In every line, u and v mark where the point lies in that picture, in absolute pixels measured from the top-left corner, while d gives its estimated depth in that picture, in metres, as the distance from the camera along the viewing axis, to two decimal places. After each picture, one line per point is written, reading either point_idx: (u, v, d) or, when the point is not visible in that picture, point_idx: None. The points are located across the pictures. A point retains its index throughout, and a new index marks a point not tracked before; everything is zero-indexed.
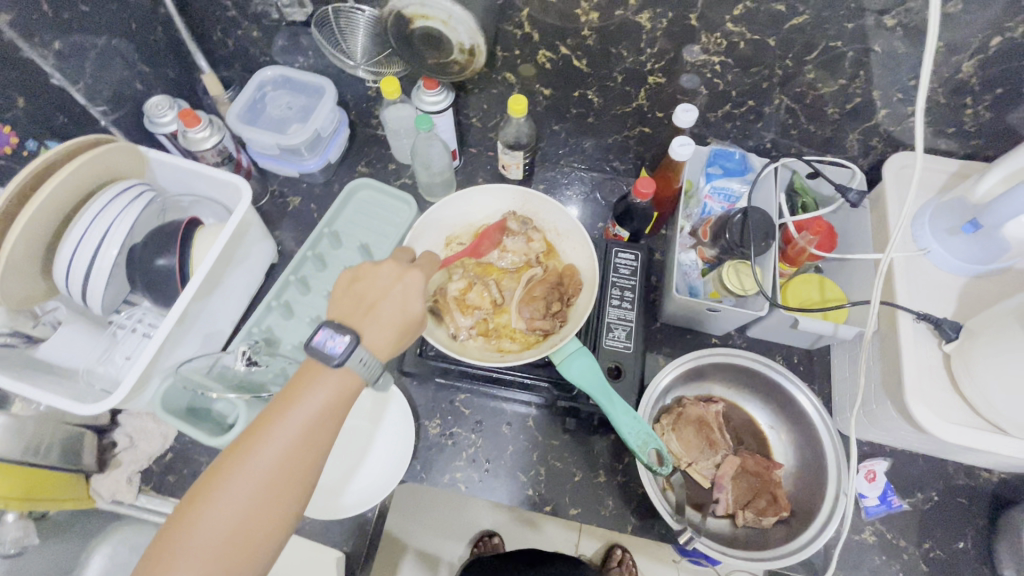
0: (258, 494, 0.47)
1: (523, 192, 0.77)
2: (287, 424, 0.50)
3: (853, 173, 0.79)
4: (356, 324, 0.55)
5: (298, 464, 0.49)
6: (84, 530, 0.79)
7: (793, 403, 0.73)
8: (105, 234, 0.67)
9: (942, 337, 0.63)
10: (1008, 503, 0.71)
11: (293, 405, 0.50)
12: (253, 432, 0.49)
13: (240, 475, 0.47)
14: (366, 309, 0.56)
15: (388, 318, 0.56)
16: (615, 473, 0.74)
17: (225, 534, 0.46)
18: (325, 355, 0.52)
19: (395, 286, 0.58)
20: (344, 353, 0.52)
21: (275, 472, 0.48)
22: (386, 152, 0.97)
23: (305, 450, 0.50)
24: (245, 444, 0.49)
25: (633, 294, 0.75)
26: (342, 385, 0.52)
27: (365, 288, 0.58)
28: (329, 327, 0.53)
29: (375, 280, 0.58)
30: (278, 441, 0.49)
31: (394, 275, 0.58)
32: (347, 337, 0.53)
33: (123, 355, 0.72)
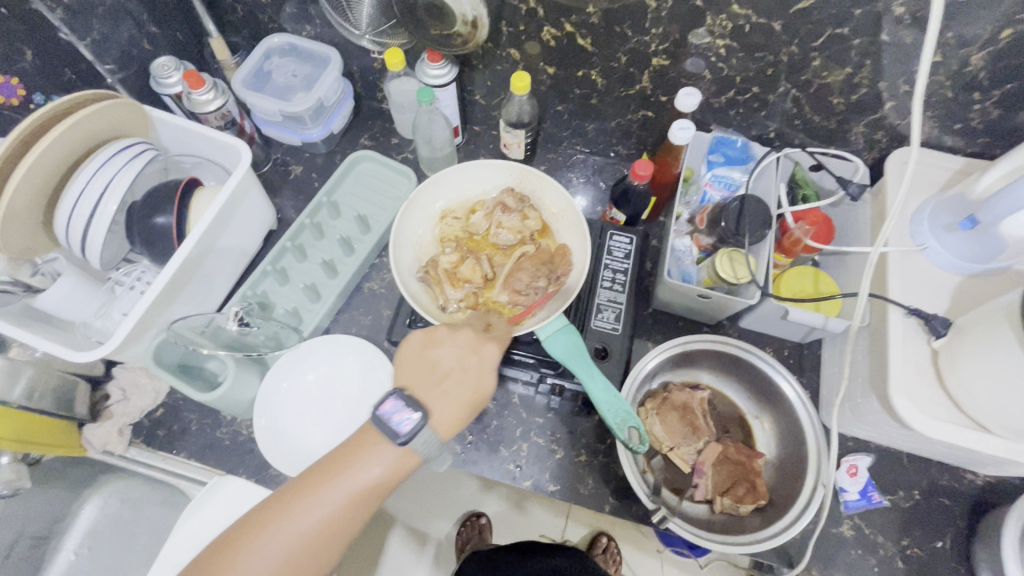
0: (295, 551, 0.50)
1: (520, 168, 0.76)
2: (333, 493, 0.51)
3: (856, 167, 0.78)
4: (427, 399, 0.56)
5: (333, 536, 0.51)
6: (77, 479, 0.81)
7: (777, 393, 0.73)
8: (106, 189, 0.68)
9: (930, 333, 0.62)
10: (990, 506, 0.71)
11: (348, 472, 0.52)
12: (305, 488, 0.52)
13: (278, 533, 0.50)
14: (442, 381, 0.57)
15: (458, 394, 0.57)
16: (596, 454, 0.74)
17: None
18: (391, 429, 0.53)
19: (472, 359, 0.59)
20: (410, 432, 0.53)
21: (313, 536, 0.50)
22: (390, 127, 0.97)
23: (346, 521, 0.52)
24: (295, 499, 0.51)
25: (625, 277, 0.76)
26: (398, 463, 0.53)
27: (440, 357, 0.59)
28: (400, 399, 0.55)
29: (453, 348, 0.59)
30: (325, 507, 0.51)
31: (469, 346, 0.60)
32: (415, 414, 0.54)
33: (122, 311, 0.73)
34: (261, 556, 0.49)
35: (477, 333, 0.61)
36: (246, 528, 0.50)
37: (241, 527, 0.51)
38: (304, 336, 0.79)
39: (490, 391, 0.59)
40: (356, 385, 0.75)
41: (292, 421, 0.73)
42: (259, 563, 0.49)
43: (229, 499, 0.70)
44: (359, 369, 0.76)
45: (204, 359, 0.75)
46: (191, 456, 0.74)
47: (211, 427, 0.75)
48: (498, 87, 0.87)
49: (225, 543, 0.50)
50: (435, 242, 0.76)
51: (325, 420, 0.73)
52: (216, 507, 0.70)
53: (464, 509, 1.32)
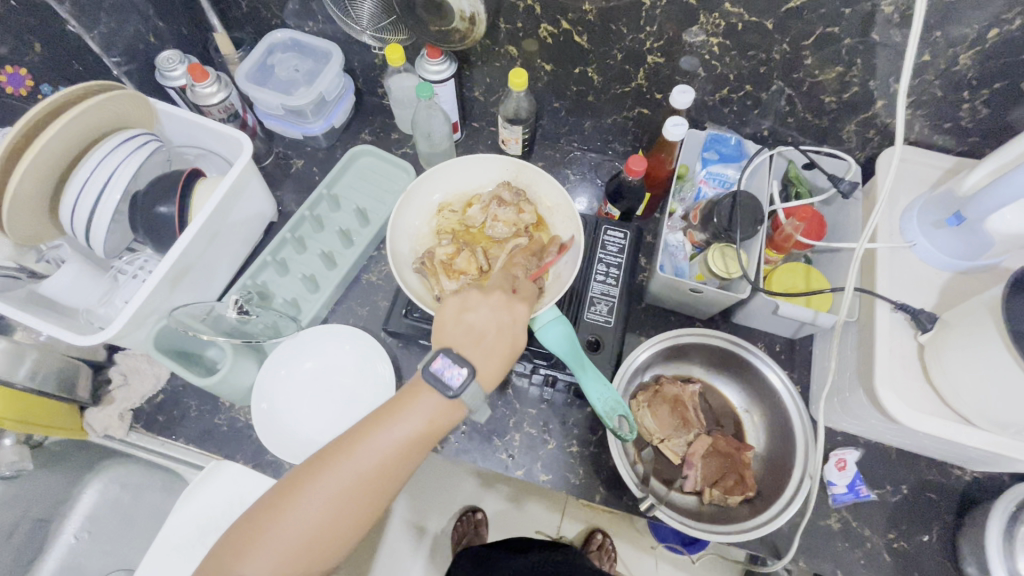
0: (345, 497, 0.52)
1: (516, 162, 0.77)
2: (377, 443, 0.54)
3: (849, 166, 0.78)
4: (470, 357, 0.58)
5: (382, 480, 0.53)
6: (79, 464, 0.83)
7: (766, 387, 0.74)
8: (110, 178, 0.70)
9: (917, 328, 0.63)
10: (977, 501, 0.71)
11: (393, 423, 0.54)
12: (351, 438, 0.54)
13: (339, 473, 0.52)
14: (481, 342, 0.59)
15: (501, 352, 0.59)
16: (588, 445, 0.75)
17: (310, 529, 0.51)
18: (443, 383, 0.56)
19: (508, 319, 0.61)
20: (460, 386, 0.56)
21: (361, 483, 0.53)
22: (390, 122, 0.98)
23: (391, 469, 0.54)
24: (343, 448, 0.53)
25: (619, 271, 0.77)
26: (440, 412, 0.56)
27: (476, 321, 0.60)
28: (449, 357, 0.56)
29: (487, 310, 0.61)
30: (371, 455, 0.53)
31: (503, 307, 0.61)
32: (464, 369, 0.56)
33: (123, 299, 0.75)
34: (313, 501, 0.51)
35: (507, 295, 0.62)
36: (306, 470, 0.53)
37: (302, 470, 0.53)
38: (303, 326, 0.81)
39: (524, 347, 0.61)
40: (353, 374, 0.76)
41: (288, 408, 0.74)
42: (313, 505, 0.51)
43: (228, 483, 0.74)
44: (355, 358, 0.77)
45: (203, 346, 0.76)
46: (190, 441, 0.75)
47: (209, 413, 0.76)
48: (496, 84, 0.88)
49: (281, 488, 0.53)
50: (432, 234, 0.78)
51: (320, 407, 0.74)
52: (215, 490, 0.74)
53: (461, 503, 1.34)
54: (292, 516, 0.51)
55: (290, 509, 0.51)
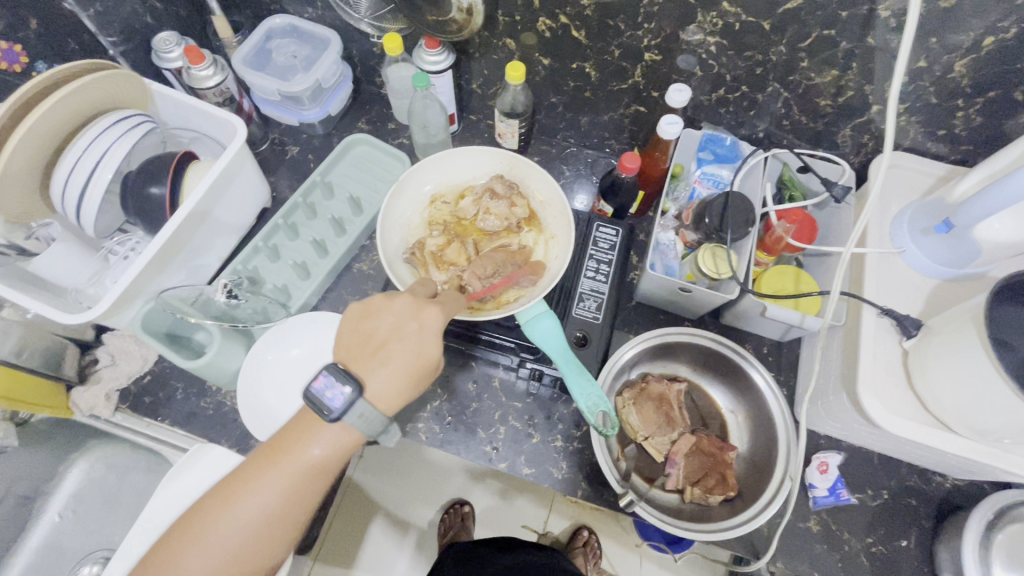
0: (250, 535, 0.51)
1: (510, 155, 0.77)
2: (276, 476, 0.53)
3: (843, 171, 0.79)
4: (364, 371, 0.56)
5: (285, 514, 0.53)
6: (64, 443, 0.83)
7: (752, 388, 0.74)
8: (102, 157, 0.70)
9: (902, 334, 0.63)
10: (956, 508, 0.72)
11: (291, 455, 0.53)
12: (248, 475, 0.53)
13: (230, 518, 0.51)
14: (380, 351, 0.57)
15: (397, 364, 0.56)
16: (572, 440, 0.75)
17: (211, 573, 0.50)
18: (323, 405, 0.53)
19: (409, 326, 0.58)
20: (343, 407, 0.53)
21: (263, 517, 0.52)
22: (387, 112, 0.98)
23: (296, 500, 0.53)
24: (241, 485, 0.52)
25: (609, 268, 0.77)
26: (338, 441, 0.54)
27: (376, 328, 0.58)
28: (332, 374, 0.54)
29: (387, 317, 0.58)
30: (269, 492, 0.52)
31: (408, 312, 0.58)
32: (347, 388, 0.54)
33: (111, 280, 0.75)
34: (213, 546, 0.50)
35: (414, 298, 0.59)
36: (194, 519, 0.52)
37: (191, 518, 0.52)
38: (292, 313, 0.81)
39: (434, 354, 0.58)
40: None
41: (275, 393, 0.74)
42: (216, 549, 0.50)
43: (208, 468, 0.71)
44: None
45: (192, 329, 0.76)
46: (175, 423, 0.75)
47: (196, 396, 0.76)
48: (494, 77, 0.88)
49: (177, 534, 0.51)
50: (424, 225, 0.77)
51: (307, 393, 0.75)
52: (195, 475, 0.70)
53: (448, 495, 1.35)
54: (192, 563, 0.50)
55: (189, 554, 0.50)
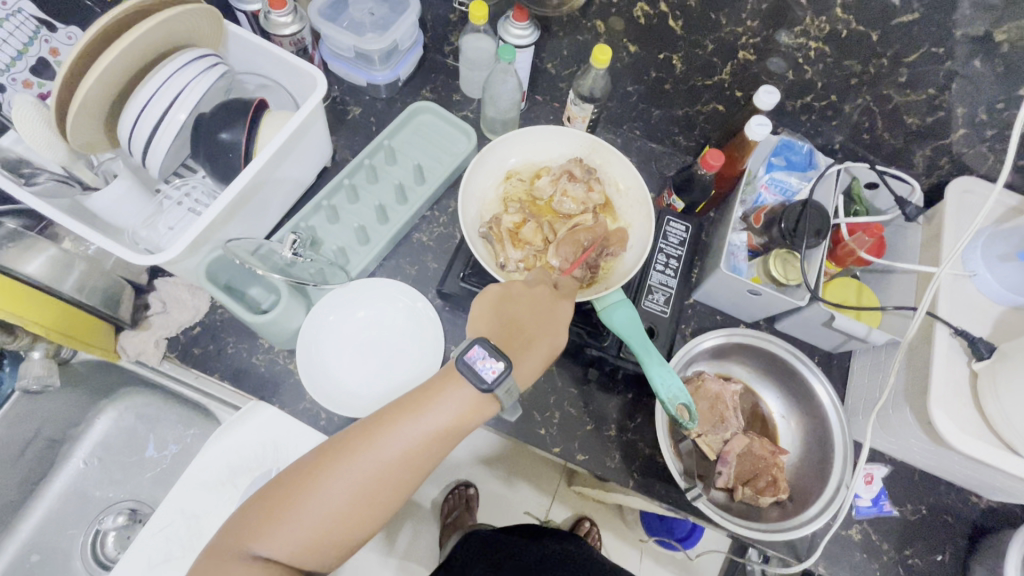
0: (379, 476, 0.54)
1: (592, 139, 0.76)
2: (413, 426, 0.55)
3: (913, 189, 0.79)
4: (511, 351, 0.60)
5: (414, 465, 0.55)
6: (97, 389, 0.80)
7: (810, 396, 0.75)
8: (178, 95, 0.67)
9: (973, 354, 0.64)
10: (989, 529, 0.74)
11: (430, 409, 0.56)
12: (387, 420, 0.55)
13: (367, 457, 0.54)
14: (524, 334, 0.61)
15: (541, 351, 0.61)
16: (624, 431, 0.75)
17: (341, 503, 0.53)
18: (476, 374, 0.55)
19: (548, 314, 0.63)
20: (494, 380, 0.55)
21: (396, 463, 0.54)
22: (453, 82, 0.96)
23: (425, 454, 0.55)
24: (379, 429, 0.55)
25: (678, 263, 0.77)
26: (472, 404, 0.57)
27: (517, 312, 0.63)
28: (485, 348, 0.56)
29: (528, 305, 0.63)
30: (404, 439, 0.55)
31: (545, 301, 0.64)
32: (500, 363, 0.56)
33: (167, 225, 0.72)
34: (346, 479, 0.53)
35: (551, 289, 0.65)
36: (332, 452, 0.54)
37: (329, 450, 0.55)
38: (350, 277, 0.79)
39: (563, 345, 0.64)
40: (400, 332, 0.75)
41: (332, 358, 0.73)
42: (349, 482, 0.53)
43: (264, 425, 0.73)
44: (405, 316, 0.76)
45: (248, 284, 0.73)
46: (225, 378, 0.73)
47: (247, 352, 0.74)
48: (573, 59, 0.86)
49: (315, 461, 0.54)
50: (499, 201, 0.76)
51: (363, 359, 0.73)
52: (251, 430, 0.73)
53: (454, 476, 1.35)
54: (325, 490, 0.53)
55: (323, 483, 0.53)
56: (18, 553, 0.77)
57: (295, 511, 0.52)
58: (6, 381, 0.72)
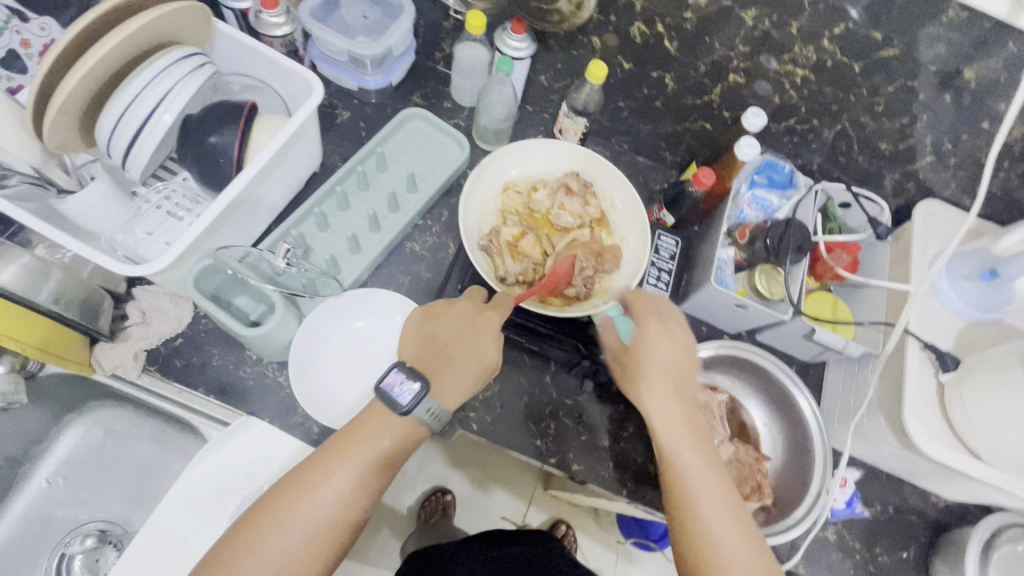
0: (320, 525, 0.53)
1: (589, 154, 0.77)
2: (345, 466, 0.55)
3: (881, 210, 0.84)
4: (433, 372, 0.61)
5: (353, 504, 0.54)
6: (63, 403, 0.75)
7: (792, 406, 0.78)
8: (164, 96, 0.64)
9: (939, 366, 0.69)
10: (949, 527, 0.80)
11: (359, 448, 0.56)
12: (316, 468, 0.55)
13: (304, 508, 0.53)
14: (445, 354, 0.62)
15: (462, 368, 0.61)
16: (617, 441, 0.77)
17: (286, 561, 0.51)
18: (392, 398, 0.58)
19: (468, 328, 0.63)
20: (412, 401, 0.57)
21: (334, 508, 0.53)
22: (443, 89, 0.95)
23: (362, 490, 0.55)
24: (309, 479, 0.54)
25: (670, 276, 0.82)
26: (402, 433, 0.57)
27: (438, 329, 0.64)
28: (400, 372, 0.59)
29: (450, 322, 0.64)
30: (338, 482, 0.54)
31: (468, 316, 0.64)
32: (416, 385, 0.58)
33: (146, 230, 0.68)
34: (284, 537, 0.52)
35: (473, 304, 0.65)
36: (264, 509, 0.53)
37: (261, 510, 0.53)
38: (341, 286, 0.77)
39: (497, 356, 0.63)
40: (395, 344, 0.74)
41: (325, 369, 0.71)
42: (289, 536, 0.52)
43: (253, 441, 0.70)
44: (401, 330, 0.74)
45: (235, 292, 0.70)
46: (210, 392, 0.70)
47: (234, 365, 0.71)
48: (567, 72, 0.87)
49: (248, 526, 0.53)
50: (496, 212, 0.77)
51: (357, 371, 0.72)
52: (241, 445, 0.70)
53: (431, 484, 1.33)
54: (266, 552, 0.51)
55: (261, 545, 0.51)
56: None
57: (243, 565, 0.50)
58: None
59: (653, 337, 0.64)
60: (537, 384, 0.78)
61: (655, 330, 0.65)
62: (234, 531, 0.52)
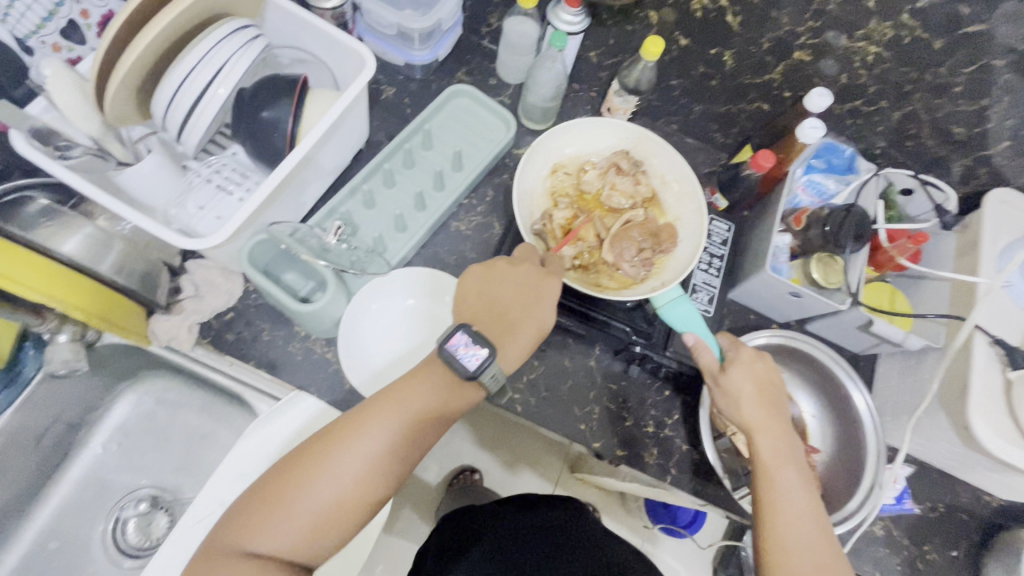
0: (371, 468, 0.52)
1: (640, 131, 0.75)
2: (402, 413, 0.54)
3: (948, 198, 0.79)
4: (494, 335, 0.60)
5: (406, 452, 0.54)
6: (115, 374, 0.77)
7: (845, 399, 0.76)
8: (221, 69, 0.64)
9: (1008, 363, 0.66)
10: (1003, 526, 0.77)
11: (418, 395, 0.55)
12: (372, 410, 0.54)
13: (358, 449, 0.52)
14: (507, 317, 0.61)
15: (523, 334, 0.60)
16: (662, 427, 0.76)
17: (335, 501, 0.51)
18: (458, 362, 0.55)
19: (532, 293, 0.62)
20: (478, 366, 0.55)
21: (387, 452, 0.53)
22: (489, 65, 0.93)
23: (415, 439, 0.55)
24: (365, 420, 0.53)
25: (720, 262, 0.81)
26: (457, 387, 0.57)
27: (499, 292, 0.62)
28: (467, 335, 0.55)
29: (510, 284, 0.62)
30: (393, 428, 0.53)
31: (528, 280, 0.62)
32: (482, 350, 0.55)
33: (197, 204, 0.68)
34: (336, 476, 0.51)
35: (535, 269, 0.63)
36: (320, 444, 0.52)
37: (315, 445, 0.52)
38: (388, 264, 0.77)
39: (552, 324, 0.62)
40: (438, 322, 0.74)
41: (373, 344, 0.72)
42: (340, 476, 0.51)
43: (301, 416, 0.71)
44: (450, 309, 0.74)
45: (285, 269, 0.69)
46: (261, 366, 0.70)
47: (283, 340, 0.71)
48: (619, 48, 0.84)
49: (300, 460, 0.52)
50: (546, 196, 0.75)
51: (404, 347, 0.73)
52: (290, 421, 0.71)
53: (460, 462, 1.35)
54: (316, 488, 0.51)
55: (313, 480, 0.51)
56: (36, 541, 0.74)
57: (293, 499, 0.50)
58: (27, 365, 0.69)
59: (748, 359, 0.64)
60: (583, 368, 0.77)
61: (750, 353, 0.64)
62: (288, 463, 0.52)
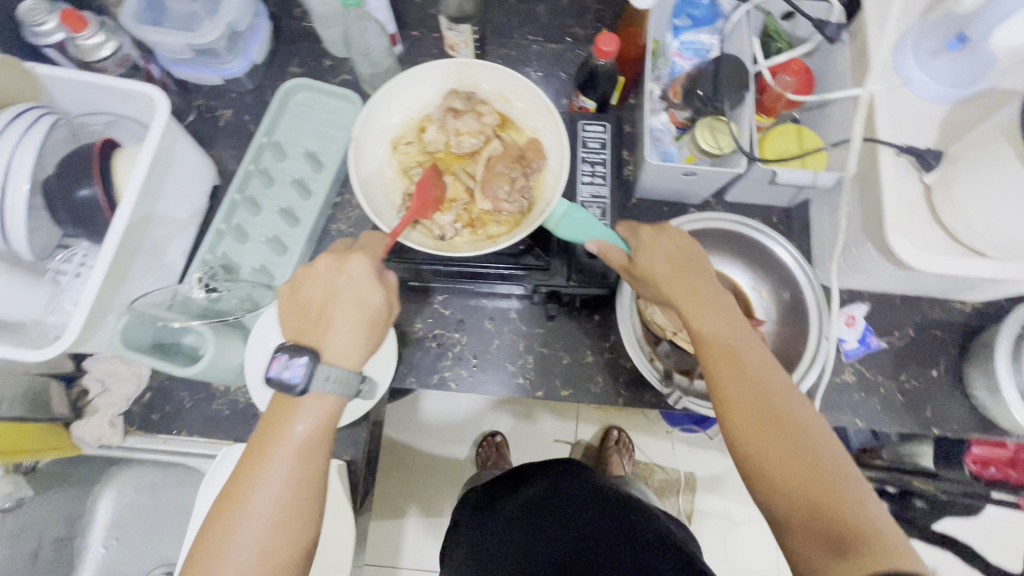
0: (271, 531, 0.48)
1: (458, 62, 0.70)
2: (272, 465, 0.49)
3: (830, 7, 0.70)
4: (316, 340, 0.53)
5: (299, 498, 0.50)
6: (78, 482, 0.79)
7: (772, 258, 0.72)
8: (9, 168, 0.60)
9: (921, 169, 0.60)
10: (982, 327, 0.73)
11: (281, 438, 0.51)
12: (244, 475, 0.50)
13: (245, 521, 0.48)
14: (322, 314, 0.54)
15: (344, 322, 0.53)
16: (602, 352, 0.74)
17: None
18: (285, 383, 0.50)
19: (337, 281, 0.55)
20: (305, 378, 0.50)
21: (279, 508, 0.49)
22: (317, 47, 0.86)
23: (303, 481, 0.50)
24: (241, 489, 0.49)
25: (606, 168, 0.72)
26: (320, 411, 0.51)
27: (308, 293, 0.55)
28: (281, 353, 0.51)
29: (315, 281, 0.55)
30: (273, 483, 0.49)
31: (333, 268, 0.55)
32: (303, 359, 0.51)
33: (71, 302, 0.65)
34: (235, 558, 0.47)
35: (336, 254, 0.56)
36: (208, 532, 0.49)
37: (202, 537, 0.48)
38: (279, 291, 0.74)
39: (383, 300, 0.55)
40: None
41: None
42: (239, 555, 0.47)
43: None
44: None
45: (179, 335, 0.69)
46: (193, 432, 0.71)
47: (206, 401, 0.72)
48: None
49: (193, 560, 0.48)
50: (400, 174, 0.70)
51: None
52: None
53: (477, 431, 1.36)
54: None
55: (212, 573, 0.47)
56: None
57: None
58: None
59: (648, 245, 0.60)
60: (506, 323, 0.75)
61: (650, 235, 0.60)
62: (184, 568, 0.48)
